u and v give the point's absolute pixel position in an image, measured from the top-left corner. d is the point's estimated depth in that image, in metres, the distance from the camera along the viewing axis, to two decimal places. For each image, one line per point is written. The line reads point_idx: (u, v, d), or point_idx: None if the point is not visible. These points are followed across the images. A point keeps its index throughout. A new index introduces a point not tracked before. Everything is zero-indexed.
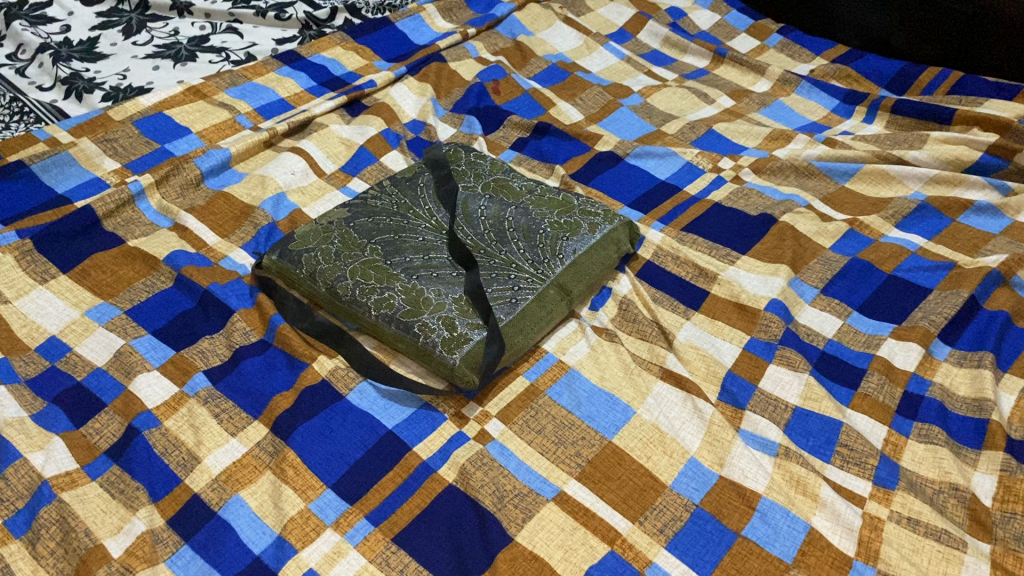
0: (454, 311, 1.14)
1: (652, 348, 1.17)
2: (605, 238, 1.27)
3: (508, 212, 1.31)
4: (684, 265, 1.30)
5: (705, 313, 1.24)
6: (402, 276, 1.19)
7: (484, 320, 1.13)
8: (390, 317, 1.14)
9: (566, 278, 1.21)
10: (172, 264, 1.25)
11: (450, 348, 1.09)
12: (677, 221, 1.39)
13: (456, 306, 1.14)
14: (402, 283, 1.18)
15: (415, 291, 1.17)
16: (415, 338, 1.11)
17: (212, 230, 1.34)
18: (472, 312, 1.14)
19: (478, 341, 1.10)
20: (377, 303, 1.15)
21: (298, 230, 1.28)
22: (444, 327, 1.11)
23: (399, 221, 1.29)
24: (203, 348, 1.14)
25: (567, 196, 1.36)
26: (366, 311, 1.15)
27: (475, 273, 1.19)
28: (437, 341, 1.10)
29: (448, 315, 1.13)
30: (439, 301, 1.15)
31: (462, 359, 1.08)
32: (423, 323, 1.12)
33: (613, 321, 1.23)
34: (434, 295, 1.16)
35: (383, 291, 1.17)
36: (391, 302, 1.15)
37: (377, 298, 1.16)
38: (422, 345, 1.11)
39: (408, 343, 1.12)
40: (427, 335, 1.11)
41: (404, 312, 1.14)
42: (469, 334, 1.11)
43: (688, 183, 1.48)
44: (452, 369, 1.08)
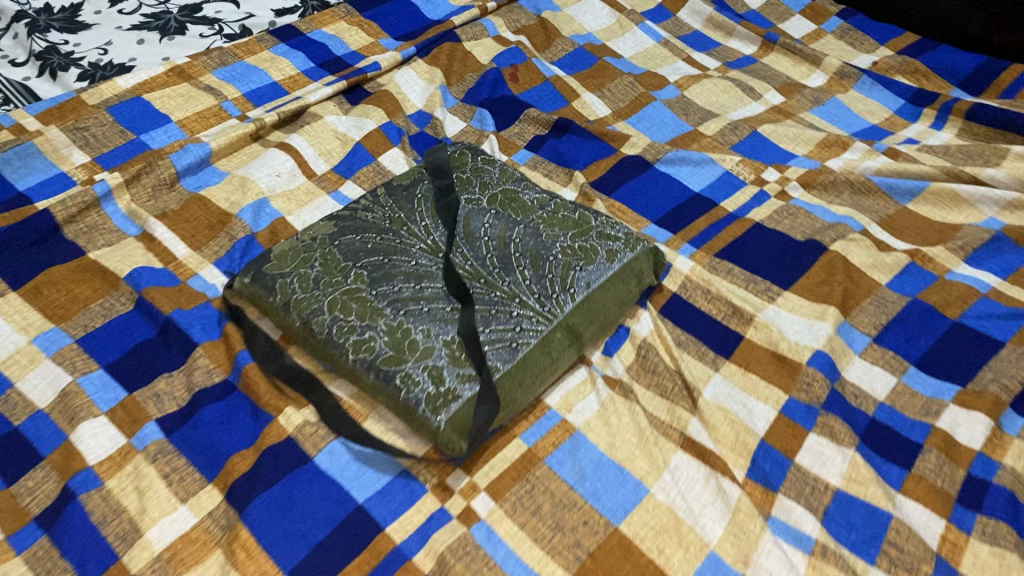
0: (443, 359, 0.98)
1: (672, 408, 1.01)
2: (624, 269, 1.11)
3: (514, 232, 1.14)
4: (715, 302, 1.13)
5: (737, 364, 1.07)
6: (387, 311, 1.03)
7: (476, 372, 0.97)
8: (369, 363, 0.99)
9: (577, 318, 1.05)
10: (133, 283, 1.11)
11: (434, 407, 0.94)
12: (712, 244, 1.22)
13: (446, 352, 0.99)
14: (386, 321, 1.02)
15: (400, 332, 1.01)
16: (395, 390, 0.96)
17: (183, 241, 1.19)
18: (464, 362, 0.98)
19: (468, 399, 0.95)
20: (356, 345, 1.00)
21: (276, 249, 1.13)
22: (430, 381, 0.96)
23: (390, 239, 1.13)
24: (159, 390, 1.01)
25: (583, 213, 1.18)
26: (343, 354, 1.00)
27: (471, 311, 1.03)
28: (421, 398, 0.95)
29: (435, 365, 0.98)
30: (426, 346, 0.99)
31: (448, 421, 0.93)
32: (406, 374, 0.97)
33: (629, 370, 1.06)
34: (421, 338, 1.00)
35: (364, 330, 1.01)
36: (371, 345, 1.00)
37: (356, 339, 1.01)
38: (403, 400, 0.96)
39: (388, 396, 0.97)
40: (410, 389, 0.96)
41: (386, 358, 0.98)
42: (458, 390, 0.96)
43: (726, 196, 1.29)
44: (436, 433, 0.93)
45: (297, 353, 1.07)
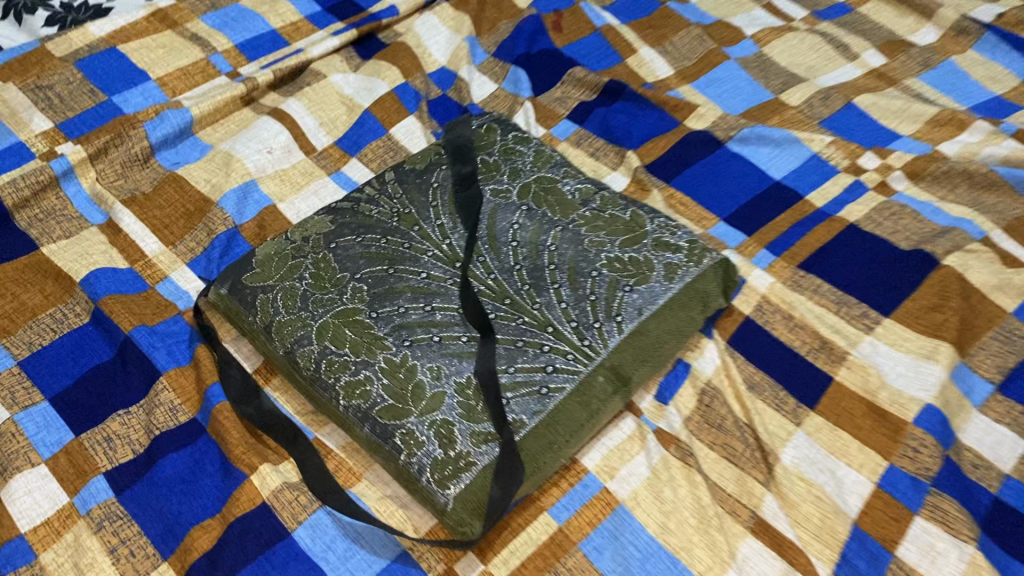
0: (454, 412, 0.79)
1: (741, 479, 0.81)
2: (686, 290, 0.89)
3: (549, 237, 0.93)
4: (799, 332, 0.91)
5: (825, 417, 0.86)
6: (389, 342, 0.84)
7: (495, 431, 0.78)
8: (364, 412, 0.79)
9: (624, 356, 0.84)
10: (89, 291, 0.92)
11: (441, 478, 0.75)
12: (794, 252, 0.99)
13: (458, 401, 0.79)
14: (386, 356, 0.82)
15: (403, 372, 0.81)
16: (394, 452, 0.77)
17: (154, 234, 1.00)
18: (480, 415, 0.79)
19: (484, 468, 0.76)
20: (348, 388, 0.81)
21: (260, 249, 0.93)
22: (437, 441, 0.77)
23: (397, 244, 0.92)
24: (112, 432, 0.83)
25: (636, 211, 0.96)
26: (332, 398, 0.81)
27: (491, 345, 0.83)
28: (425, 465, 0.76)
29: (445, 419, 0.78)
30: (434, 393, 0.80)
31: (458, 498, 0.74)
32: (408, 431, 0.77)
33: (688, 423, 0.85)
34: (428, 380, 0.81)
35: (358, 368, 0.82)
36: (367, 389, 0.80)
37: (349, 380, 0.81)
38: (402, 465, 0.77)
39: (386, 456, 0.78)
40: (412, 452, 0.76)
41: (384, 407, 0.79)
42: (471, 455, 0.76)
43: (811, 188, 1.06)
44: (442, 511, 0.74)
45: (280, 387, 0.88)
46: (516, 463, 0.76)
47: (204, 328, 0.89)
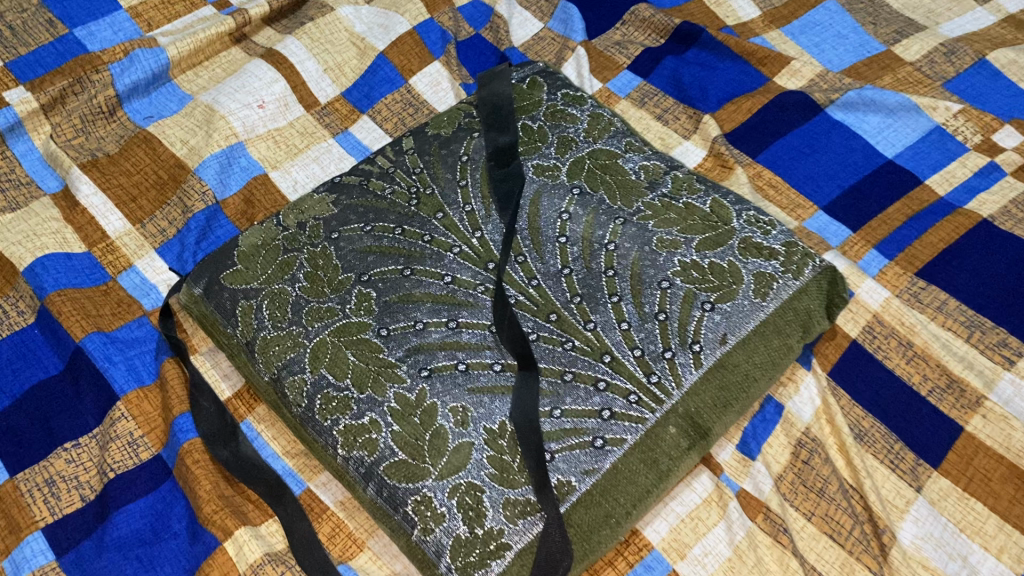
0: (484, 472, 0.61)
1: (847, 564, 0.63)
2: (783, 311, 0.69)
3: (606, 232, 0.72)
4: (920, 364, 0.72)
5: (953, 481, 0.67)
6: (402, 371, 0.65)
7: (536, 500, 0.60)
8: (368, 468, 0.62)
9: (702, 398, 0.65)
10: (34, 282, 0.74)
11: (464, 565, 0.58)
12: (913, 254, 0.79)
13: (488, 455, 0.61)
14: (398, 391, 0.64)
15: (419, 415, 0.63)
16: (404, 524, 0.60)
17: (118, 209, 0.81)
18: (518, 477, 0.60)
19: (520, 553, 0.59)
20: (348, 435, 0.63)
21: (243, 236, 0.74)
22: (461, 515, 0.59)
23: (415, 236, 0.73)
24: (55, 472, 0.66)
25: (718, 198, 0.75)
26: (329, 446, 0.64)
27: (533, 381, 0.64)
28: (445, 546, 0.59)
29: (471, 483, 0.60)
30: (458, 444, 0.62)
31: None
32: (423, 497, 0.60)
33: (779, 483, 0.67)
34: (451, 426, 0.62)
35: (362, 408, 0.64)
36: (373, 437, 0.63)
37: (350, 423, 0.64)
38: (416, 543, 0.60)
39: (395, 528, 0.61)
40: (428, 527, 0.59)
41: (393, 463, 0.62)
42: (504, 534, 0.59)
43: (932, 170, 0.85)
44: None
45: (266, 415, 0.70)
46: (561, 548, 0.59)
47: (171, 337, 0.71)
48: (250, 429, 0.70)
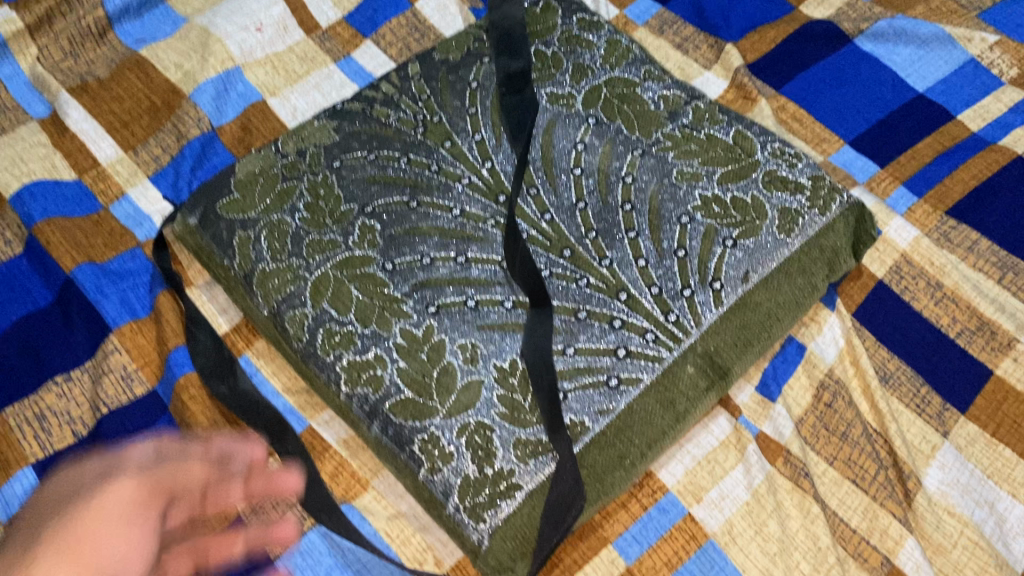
0: (493, 411, 0.58)
1: (871, 510, 0.61)
2: (808, 248, 0.65)
3: (623, 163, 0.69)
4: (949, 306, 0.69)
5: (981, 425, 0.64)
6: (408, 306, 0.62)
7: (548, 440, 0.57)
8: (372, 406, 0.59)
9: (722, 337, 0.62)
10: (22, 212, 0.71)
11: (473, 506, 0.55)
12: (944, 191, 0.75)
13: (497, 395, 0.58)
14: (404, 327, 0.61)
15: (426, 351, 0.60)
16: (410, 464, 0.57)
17: (109, 135, 0.77)
18: (529, 416, 0.58)
19: (532, 494, 0.56)
20: (352, 372, 0.60)
21: (239, 164, 0.70)
22: (470, 454, 0.56)
23: (421, 165, 0.69)
24: (46, 407, 0.63)
25: (742, 129, 0.71)
26: (331, 382, 0.61)
27: (546, 319, 0.61)
28: (453, 486, 0.56)
29: (480, 422, 0.57)
30: (467, 382, 0.59)
31: (496, 534, 0.55)
32: (431, 436, 0.57)
33: (802, 426, 0.64)
34: (460, 363, 0.59)
35: (366, 343, 0.61)
36: (378, 374, 0.60)
37: (353, 359, 0.61)
38: (422, 483, 0.57)
39: (400, 468, 0.58)
40: (436, 466, 0.56)
41: (399, 401, 0.59)
42: (515, 475, 0.56)
43: (966, 105, 0.81)
44: (474, 552, 0.55)
45: (266, 351, 0.68)
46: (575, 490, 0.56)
47: (166, 270, 0.67)
48: (249, 364, 0.67)
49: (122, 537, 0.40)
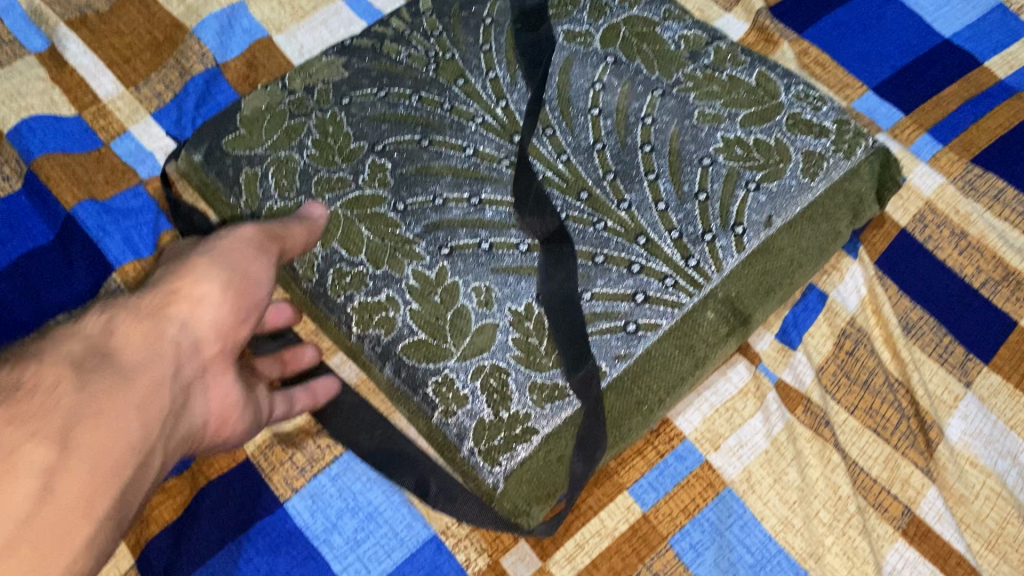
0: (509, 355, 0.56)
1: (893, 459, 0.60)
2: (832, 193, 0.63)
3: (643, 104, 0.66)
4: (974, 255, 0.67)
5: (1004, 376, 0.63)
6: (420, 248, 0.60)
7: (564, 384, 0.56)
8: (385, 348, 0.58)
9: (743, 283, 0.60)
10: (20, 147, 0.69)
11: (489, 450, 0.54)
12: (969, 140, 0.73)
13: (513, 338, 0.57)
14: (417, 268, 0.59)
15: (439, 294, 0.58)
16: (424, 406, 0.56)
17: (109, 70, 0.74)
18: (545, 360, 0.56)
19: (548, 438, 0.55)
20: (364, 313, 0.59)
21: (245, 100, 0.68)
22: (485, 398, 0.55)
23: (433, 104, 0.66)
24: None
25: (765, 71, 0.68)
26: (342, 324, 0.59)
27: (561, 262, 0.58)
28: (468, 429, 0.55)
29: (495, 365, 0.56)
30: (481, 325, 0.57)
31: (512, 477, 0.54)
32: (445, 378, 0.56)
33: (823, 375, 0.63)
34: (473, 306, 0.57)
35: (378, 284, 0.59)
36: (390, 315, 0.58)
37: (365, 300, 0.59)
38: (436, 426, 0.56)
39: (413, 411, 0.57)
40: (450, 410, 0.55)
41: (413, 342, 0.57)
42: (531, 419, 0.55)
43: (993, 52, 0.78)
44: (490, 495, 0.55)
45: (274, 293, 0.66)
46: (598, 427, 0.54)
47: (175, 210, 0.66)
48: None
49: (257, 259, 0.51)
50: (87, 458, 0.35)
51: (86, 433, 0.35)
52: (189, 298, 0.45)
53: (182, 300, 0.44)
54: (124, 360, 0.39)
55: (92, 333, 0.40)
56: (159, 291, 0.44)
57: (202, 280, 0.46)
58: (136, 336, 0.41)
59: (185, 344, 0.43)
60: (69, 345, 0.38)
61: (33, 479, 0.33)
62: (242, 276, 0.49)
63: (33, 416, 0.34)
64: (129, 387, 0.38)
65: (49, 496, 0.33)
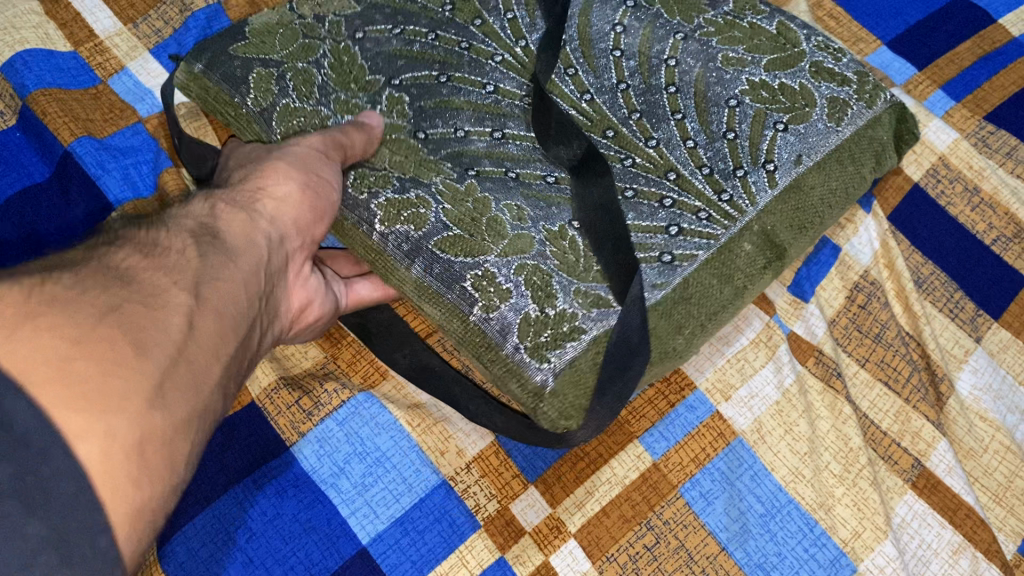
0: (548, 260, 0.54)
1: (905, 412, 0.59)
2: (856, 138, 0.62)
3: (665, 47, 0.64)
4: (986, 212, 0.67)
5: (1012, 332, 0.63)
6: (447, 167, 0.57)
7: (611, 295, 0.54)
8: (414, 244, 0.55)
9: (777, 217, 0.59)
10: (14, 82, 0.67)
11: (535, 346, 0.52)
12: (982, 97, 0.73)
13: (551, 250, 0.55)
14: (445, 178, 0.57)
15: (469, 205, 0.56)
16: (460, 304, 0.53)
17: (107, 6, 0.72)
18: (585, 273, 0.54)
19: (595, 340, 0.52)
20: (390, 210, 0.56)
21: (254, 16, 0.64)
22: (530, 293, 0.53)
23: (450, 42, 0.63)
24: None
25: (785, 20, 0.66)
26: (364, 223, 0.56)
27: (598, 174, 0.55)
28: (511, 324, 0.52)
29: (538, 266, 0.54)
30: (518, 233, 0.55)
31: (560, 377, 0.51)
32: (485, 273, 0.53)
33: (833, 328, 0.62)
34: (508, 219, 0.55)
35: (406, 187, 0.56)
36: (421, 212, 0.55)
37: (392, 197, 0.56)
38: (475, 324, 0.53)
39: (446, 310, 0.54)
40: (492, 305, 0.53)
41: (447, 237, 0.54)
42: (578, 319, 0.53)
43: (1007, 9, 0.77)
44: (538, 395, 0.52)
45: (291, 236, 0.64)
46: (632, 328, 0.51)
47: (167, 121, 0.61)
48: None
49: (328, 165, 0.52)
50: (215, 311, 0.36)
51: (212, 291, 0.37)
52: (272, 195, 0.46)
53: (267, 197, 0.46)
54: (229, 240, 0.41)
55: (196, 216, 0.41)
56: (244, 189, 0.46)
57: (283, 181, 0.47)
58: (234, 223, 0.42)
59: (275, 235, 0.44)
60: (182, 223, 0.40)
61: (180, 316, 0.34)
62: (317, 178, 0.50)
63: (170, 269, 0.36)
64: (236, 262, 0.40)
65: (195, 331, 0.35)
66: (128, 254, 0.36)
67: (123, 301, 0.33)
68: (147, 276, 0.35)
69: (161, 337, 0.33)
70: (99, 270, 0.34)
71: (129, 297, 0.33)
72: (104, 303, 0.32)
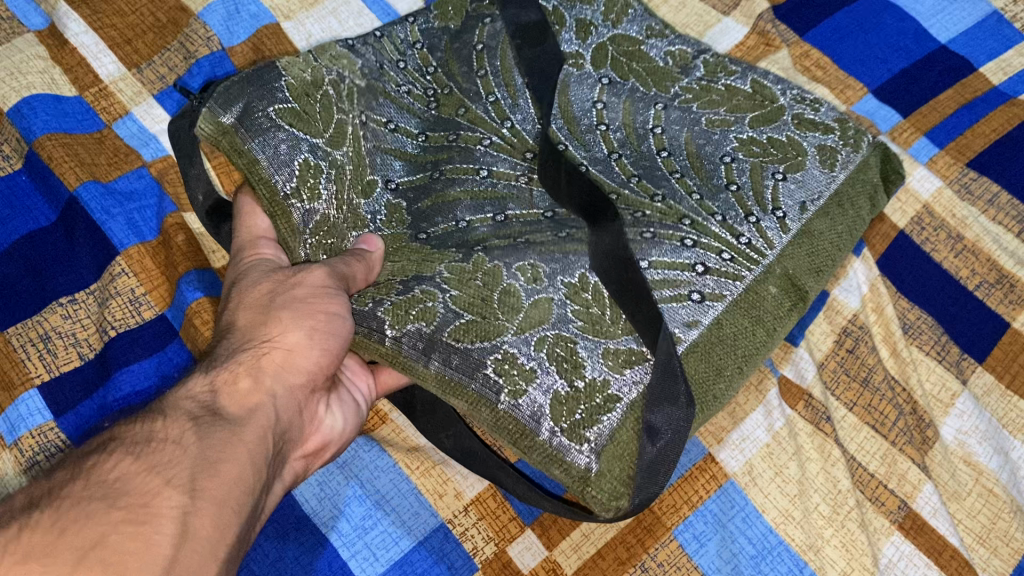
0: (572, 326, 0.54)
1: (891, 455, 0.61)
2: (851, 181, 0.64)
3: (649, 117, 0.66)
4: (970, 258, 0.69)
5: (995, 376, 0.65)
6: (453, 253, 0.57)
7: (642, 348, 0.54)
8: (428, 340, 0.53)
9: (797, 261, 0.60)
10: (20, 126, 0.68)
11: (572, 426, 0.52)
12: (965, 144, 0.75)
13: (573, 308, 0.55)
14: (449, 262, 0.57)
15: (479, 287, 0.55)
16: (485, 391, 0.52)
17: (111, 51, 0.73)
18: (612, 327, 0.55)
19: (631, 407, 0.53)
20: (397, 311, 0.54)
21: (288, 69, 0.60)
22: (555, 368, 0.53)
23: (439, 139, 0.63)
24: (50, 328, 0.61)
25: (759, 78, 0.68)
26: (374, 331, 0.54)
27: (604, 228, 0.55)
28: (543, 408, 0.52)
29: (559, 335, 0.54)
30: (534, 300, 0.55)
31: (604, 455, 0.52)
32: (504, 354, 0.53)
33: (822, 372, 0.64)
34: (522, 284, 0.56)
35: (409, 287, 0.56)
36: (429, 306, 0.54)
37: (397, 299, 0.55)
38: (504, 415, 0.52)
39: (471, 402, 0.53)
40: (518, 390, 0.52)
41: (460, 325, 0.54)
42: (611, 386, 0.53)
43: (988, 58, 0.80)
44: (584, 479, 0.52)
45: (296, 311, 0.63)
46: (672, 385, 0.51)
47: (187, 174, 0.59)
48: (191, 280, 0.63)
49: (332, 299, 0.51)
50: (214, 501, 0.37)
51: (208, 484, 0.38)
52: (276, 350, 0.47)
53: (272, 353, 0.47)
54: (229, 416, 0.42)
55: (199, 394, 0.43)
56: (252, 345, 0.47)
57: (287, 331, 0.48)
58: (235, 394, 0.44)
59: (280, 390, 0.46)
60: (184, 404, 0.42)
61: (170, 524, 0.35)
62: (324, 317, 0.50)
63: (164, 468, 0.37)
64: (238, 436, 0.41)
65: (188, 537, 0.35)
66: (118, 461, 0.37)
67: (107, 530, 0.34)
68: (136, 486, 0.36)
69: (148, 559, 0.34)
70: (85, 493, 0.35)
71: (115, 520, 0.34)
72: (88, 537, 0.33)
